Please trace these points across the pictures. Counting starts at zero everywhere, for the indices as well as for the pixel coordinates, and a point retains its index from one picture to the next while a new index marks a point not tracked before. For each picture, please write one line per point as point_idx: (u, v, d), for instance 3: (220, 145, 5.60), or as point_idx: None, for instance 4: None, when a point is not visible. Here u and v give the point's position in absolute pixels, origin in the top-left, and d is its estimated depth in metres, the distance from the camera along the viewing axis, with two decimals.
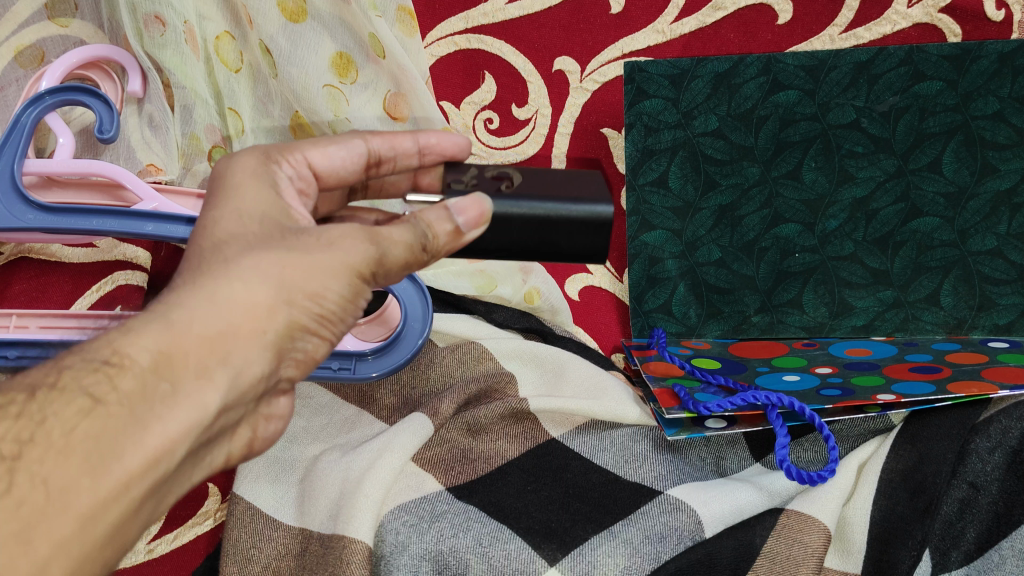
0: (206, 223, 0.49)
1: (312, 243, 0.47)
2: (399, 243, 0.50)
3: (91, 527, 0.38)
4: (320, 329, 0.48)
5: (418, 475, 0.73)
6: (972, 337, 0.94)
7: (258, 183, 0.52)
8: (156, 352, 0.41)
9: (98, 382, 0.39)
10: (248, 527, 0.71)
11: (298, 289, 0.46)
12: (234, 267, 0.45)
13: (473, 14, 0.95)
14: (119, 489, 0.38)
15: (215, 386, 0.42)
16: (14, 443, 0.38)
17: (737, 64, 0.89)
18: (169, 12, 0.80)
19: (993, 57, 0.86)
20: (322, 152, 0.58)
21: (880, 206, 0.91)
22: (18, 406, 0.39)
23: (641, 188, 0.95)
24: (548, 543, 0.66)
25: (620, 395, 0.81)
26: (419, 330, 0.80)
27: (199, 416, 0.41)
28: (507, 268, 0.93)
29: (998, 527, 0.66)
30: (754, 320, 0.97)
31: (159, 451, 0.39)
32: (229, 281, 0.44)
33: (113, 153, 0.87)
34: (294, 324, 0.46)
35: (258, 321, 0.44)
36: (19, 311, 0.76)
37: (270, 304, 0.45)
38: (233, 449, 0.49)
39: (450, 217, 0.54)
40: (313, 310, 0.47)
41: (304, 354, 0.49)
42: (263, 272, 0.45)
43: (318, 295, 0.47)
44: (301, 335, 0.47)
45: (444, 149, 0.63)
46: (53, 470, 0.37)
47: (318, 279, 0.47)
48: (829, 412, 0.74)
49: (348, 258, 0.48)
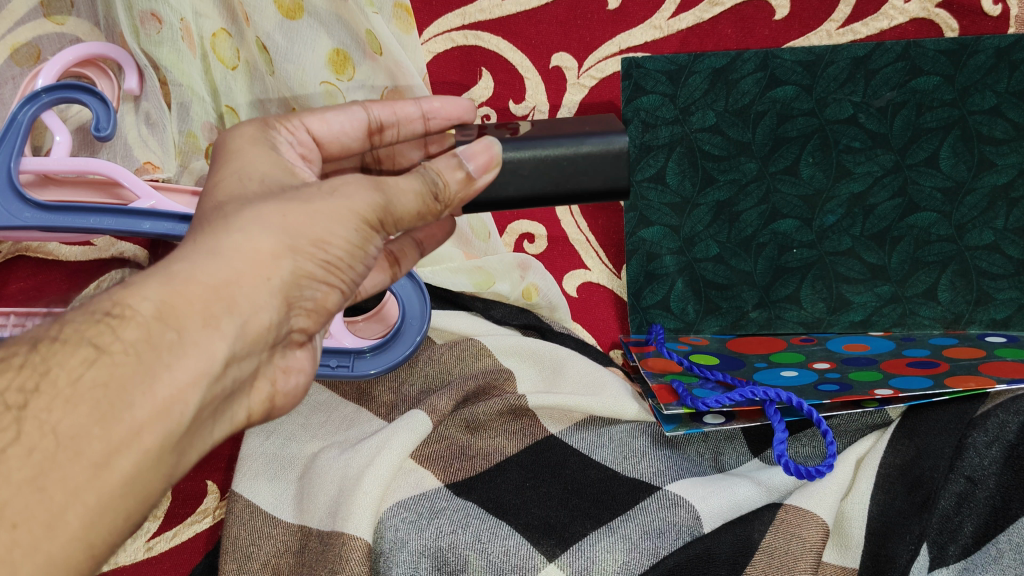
0: (212, 184, 0.50)
1: (313, 193, 0.47)
2: (408, 192, 0.50)
3: (106, 474, 0.37)
4: (330, 276, 0.48)
5: (417, 472, 0.73)
6: (969, 331, 0.93)
7: (257, 147, 0.53)
8: (159, 303, 0.40)
9: (101, 333, 0.38)
10: (248, 523, 0.71)
11: (303, 236, 0.45)
12: (235, 221, 0.45)
13: (470, 10, 0.96)
14: (133, 437, 0.37)
15: (222, 334, 0.41)
16: (19, 394, 0.37)
17: (734, 59, 0.90)
18: (166, 9, 0.80)
19: (990, 51, 0.87)
20: (321, 118, 0.60)
21: (877, 201, 0.91)
22: (21, 358, 0.38)
23: (640, 184, 0.94)
24: (546, 539, 0.66)
25: (620, 390, 0.81)
26: (418, 326, 0.80)
27: (208, 364, 0.40)
28: (506, 263, 0.92)
29: (996, 521, 0.66)
30: (752, 316, 0.96)
31: (168, 400, 0.38)
32: (229, 232, 0.44)
33: (110, 151, 0.88)
34: (299, 273, 0.46)
35: (261, 268, 0.44)
36: (16, 311, 0.76)
37: (274, 250, 0.44)
38: (253, 406, 0.48)
39: (460, 165, 0.53)
40: (319, 257, 0.46)
41: (315, 303, 0.48)
42: (266, 220, 0.45)
43: (323, 241, 0.46)
44: (308, 284, 0.47)
45: (449, 113, 0.66)
46: (61, 419, 0.36)
47: (321, 224, 0.46)
48: (828, 407, 0.75)
49: (353, 204, 0.47)
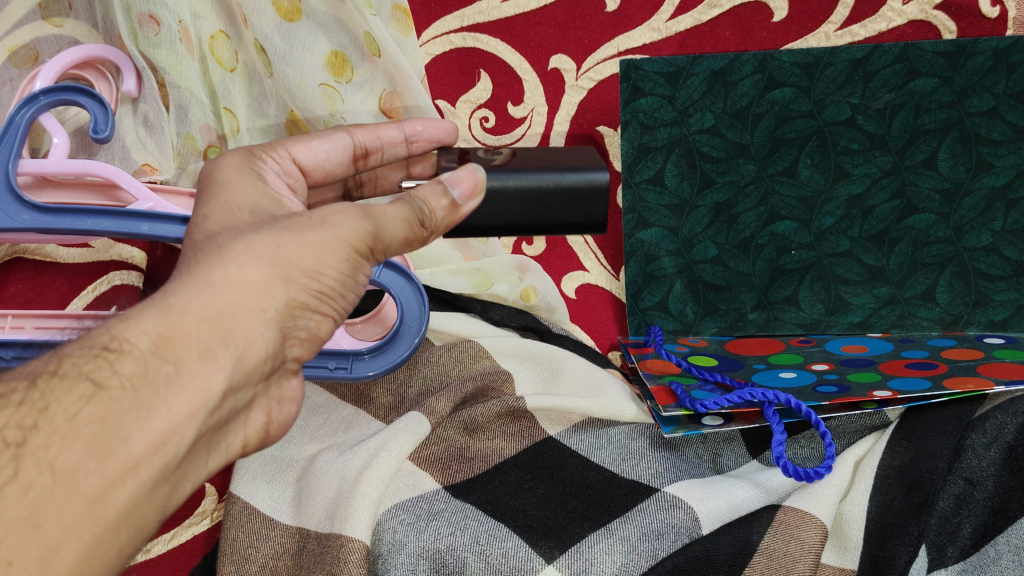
0: (197, 220, 0.50)
1: (303, 223, 0.48)
2: (393, 219, 0.51)
3: (100, 508, 0.37)
4: (321, 306, 0.49)
5: (415, 474, 0.73)
6: (967, 333, 0.95)
7: (244, 178, 0.54)
8: (155, 336, 0.41)
9: (99, 368, 0.39)
10: (246, 526, 0.71)
11: (295, 266, 0.46)
12: (228, 252, 0.45)
13: (469, 12, 0.95)
14: (129, 471, 0.38)
15: (219, 365, 0.42)
16: (18, 431, 0.38)
17: (733, 61, 0.89)
18: (163, 11, 0.80)
19: (989, 53, 0.86)
20: (305, 147, 0.62)
21: (875, 203, 0.92)
22: (20, 394, 0.39)
23: (638, 186, 0.94)
24: (543, 540, 0.66)
25: (619, 392, 0.81)
26: (416, 328, 0.79)
27: (203, 398, 0.41)
28: (504, 265, 0.92)
29: (995, 523, 0.65)
30: (750, 317, 0.97)
31: (164, 434, 0.39)
32: (223, 264, 0.44)
33: (107, 153, 0.87)
34: (293, 302, 0.47)
35: (254, 300, 0.45)
36: (13, 312, 0.75)
37: (267, 280, 0.45)
38: (249, 436, 0.49)
39: (445, 192, 0.54)
40: (312, 287, 0.47)
41: (308, 332, 0.50)
42: (257, 251, 0.46)
43: (315, 271, 0.47)
44: (301, 313, 0.48)
45: (430, 134, 0.68)
46: (58, 455, 0.37)
47: (312, 254, 0.47)
48: (826, 408, 0.75)
49: (342, 231, 0.48)
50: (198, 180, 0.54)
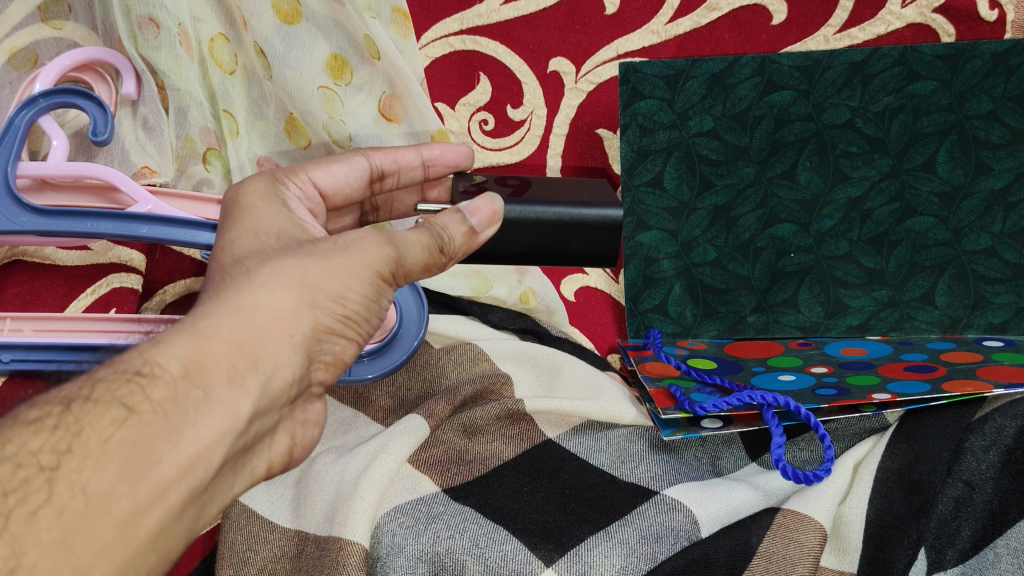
0: (222, 245, 0.50)
1: (329, 247, 0.48)
2: (417, 246, 0.51)
3: (132, 532, 0.38)
4: (347, 329, 0.49)
5: (414, 477, 0.73)
6: (966, 335, 0.95)
7: (269, 203, 0.54)
8: (186, 361, 0.41)
9: (131, 393, 0.39)
10: (244, 529, 0.70)
11: (322, 292, 0.46)
12: (257, 277, 0.46)
13: (468, 15, 0.95)
14: (159, 494, 0.38)
15: (246, 391, 0.42)
16: (52, 455, 0.37)
17: (731, 64, 0.88)
18: (163, 14, 0.80)
19: (986, 57, 0.86)
20: (326, 171, 0.62)
21: (874, 206, 0.92)
22: (54, 419, 0.39)
23: (637, 189, 0.94)
24: (544, 543, 0.66)
25: (619, 397, 0.81)
26: (414, 330, 0.81)
27: (231, 422, 0.41)
28: (502, 268, 0.93)
29: (995, 525, 0.66)
30: (749, 320, 0.97)
31: (193, 457, 0.39)
32: (252, 290, 0.45)
33: (106, 155, 0.87)
34: (319, 327, 0.47)
35: (283, 325, 0.45)
36: (13, 314, 0.75)
37: (295, 307, 0.45)
38: (273, 458, 0.49)
39: (465, 219, 0.55)
40: (338, 311, 0.47)
41: (333, 355, 0.49)
42: (285, 278, 0.46)
43: (341, 296, 0.47)
44: (327, 337, 0.48)
45: (447, 159, 0.70)
46: (90, 478, 0.37)
47: (340, 280, 0.47)
48: (824, 411, 0.75)
49: (367, 257, 0.48)
50: (222, 203, 0.55)
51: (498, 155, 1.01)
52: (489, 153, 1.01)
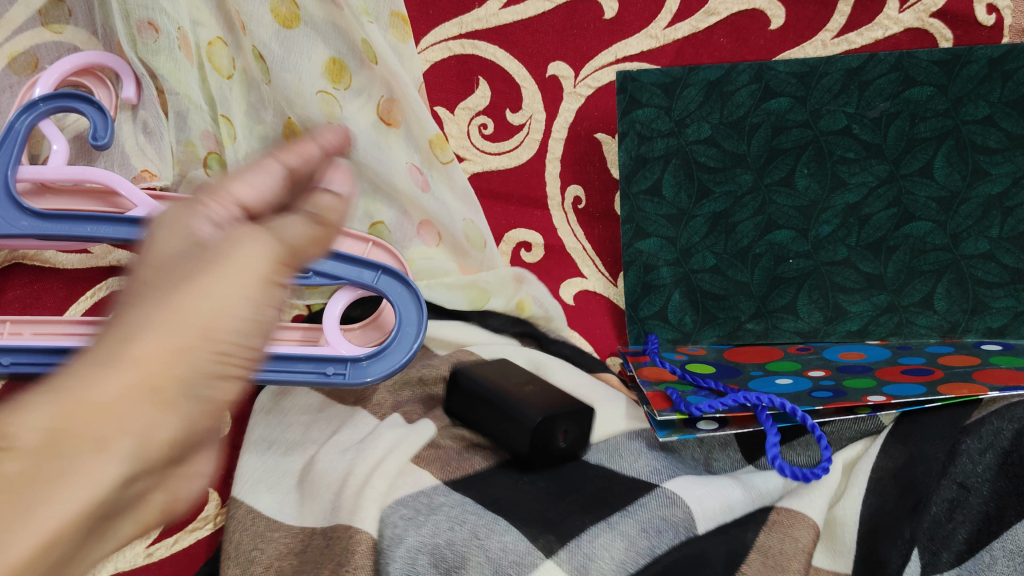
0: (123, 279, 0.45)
1: (210, 254, 0.41)
2: (291, 226, 0.46)
3: None
4: (229, 366, 0.39)
5: (417, 473, 0.72)
6: (965, 340, 0.94)
7: (168, 226, 0.48)
8: (47, 430, 0.33)
9: None
10: (247, 528, 0.69)
11: (193, 320, 0.37)
12: (121, 325, 0.37)
13: (467, 19, 0.96)
14: None
15: (117, 457, 0.35)
16: None
17: (728, 71, 0.89)
18: (163, 17, 0.81)
19: (983, 61, 0.87)
20: (242, 182, 0.56)
21: (872, 211, 0.92)
22: None
23: (635, 197, 0.95)
24: (544, 533, 0.64)
25: (615, 410, 0.82)
26: (413, 334, 0.76)
27: (98, 493, 0.34)
28: (501, 277, 0.93)
29: (990, 527, 0.64)
30: (748, 327, 0.97)
31: (54, 536, 0.32)
32: (107, 374, 0.35)
33: (106, 159, 0.86)
34: (202, 370, 0.38)
35: (154, 376, 0.36)
36: (12, 318, 0.73)
37: (163, 350, 0.36)
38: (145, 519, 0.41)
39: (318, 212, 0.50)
40: (220, 346, 0.38)
41: (216, 403, 0.39)
42: (150, 317, 0.37)
43: (218, 321, 0.38)
44: (207, 381, 0.38)
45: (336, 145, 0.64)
46: None
47: (217, 302, 0.38)
48: (821, 412, 0.76)
49: (253, 257, 0.41)
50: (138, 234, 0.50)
51: (497, 159, 1.01)
52: (489, 157, 1.01)
